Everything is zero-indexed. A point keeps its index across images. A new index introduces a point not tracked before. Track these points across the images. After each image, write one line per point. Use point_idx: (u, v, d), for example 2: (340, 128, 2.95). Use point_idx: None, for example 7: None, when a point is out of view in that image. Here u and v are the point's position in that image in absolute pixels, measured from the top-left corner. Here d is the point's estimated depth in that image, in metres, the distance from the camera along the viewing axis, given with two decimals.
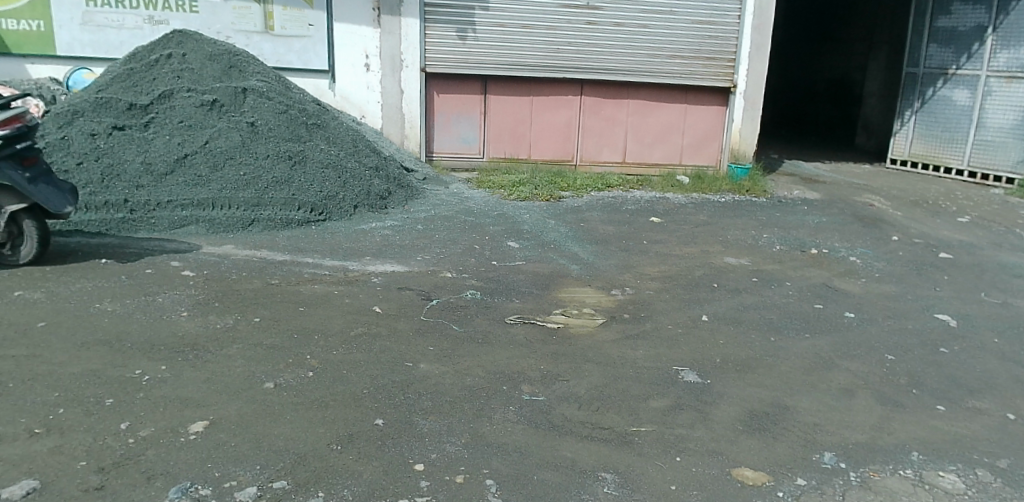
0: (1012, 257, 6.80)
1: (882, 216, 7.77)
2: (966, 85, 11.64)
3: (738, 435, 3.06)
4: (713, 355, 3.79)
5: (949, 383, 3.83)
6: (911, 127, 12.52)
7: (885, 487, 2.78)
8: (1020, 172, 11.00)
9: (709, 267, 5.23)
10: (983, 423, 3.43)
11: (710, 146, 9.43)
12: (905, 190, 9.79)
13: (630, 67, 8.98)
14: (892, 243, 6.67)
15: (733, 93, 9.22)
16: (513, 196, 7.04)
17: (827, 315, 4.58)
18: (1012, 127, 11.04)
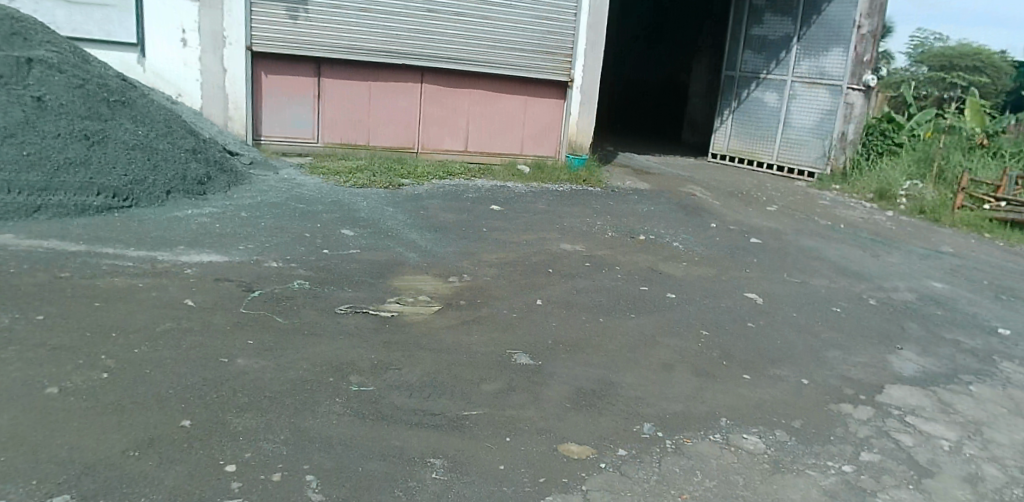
0: (809, 241, 7.63)
1: (703, 206, 8.40)
2: (775, 89, 12.89)
3: (566, 412, 3.15)
4: (545, 337, 3.88)
5: (755, 355, 4.19)
6: (729, 124, 13.68)
7: (697, 452, 3.00)
8: (819, 166, 12.39)
9: (545, 253, 5.35)
10: (782, 389, 3.80)
11: (550, 137, 9.69)
12: (724, 182, 10.66)
13: (470, 58, 9.00)
14: (711, 229, 7.23)
15: (570, 87, 9.53)
16: (349, 183, 6.83)
17: (652, 297, 4.84)
18: (813, 127, 12.41)
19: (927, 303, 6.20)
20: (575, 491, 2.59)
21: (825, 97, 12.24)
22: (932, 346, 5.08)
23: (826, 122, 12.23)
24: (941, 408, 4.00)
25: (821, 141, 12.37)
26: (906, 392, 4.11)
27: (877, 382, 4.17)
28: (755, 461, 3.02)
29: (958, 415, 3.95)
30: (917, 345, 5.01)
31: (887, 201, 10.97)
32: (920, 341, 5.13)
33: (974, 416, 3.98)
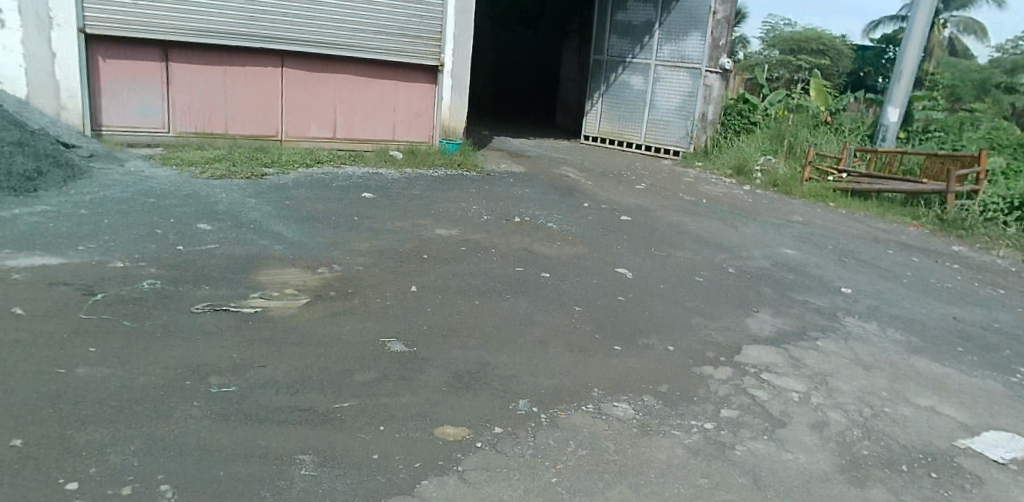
0: (675, 217, 8.02)
1: (577, 186, 8.61)
2: (640, 72, 13.45)
3: (441, 396, 3.13)
4: (420, 322, 3.84)
5: (626, 327, 4.36)
6: (599, 107, 14.15)
7: (570, 424, 3.08)
8: (683, 145, 13.07)
9: (419, 240, 5.29)
10: (650, 357, 3.97)
11: (422, 123, 9.57)
12: (597, 163, 11.00)
13: (333, 41, 8.70)
14: (584, 209, 7.43)
15: (440, 72, 9.42)
16: (206, 174, 6.44)
17: (526, 277, 4.91)
18: (676, 109, 13.07)
19: (780, 269, 6.70)
20: (450, 473, 2.59)
21: (686, 80, 12.89)
22: (785, 308, 5.50)
23: (688, 104, 12.91)
24: (792, 363, 4.35)
25: (683, 122, 13.05)
26: (762, 351, 4.43)
27: (736, 344, 4.47)
28: (625, 427, 3.15)
29: (806, 368, 4.31)
30: (771, 308, 5.41)
31: (745, 176, 11.77)
32: (775, 304, 5.54)
33: (820, 368, 4.36)
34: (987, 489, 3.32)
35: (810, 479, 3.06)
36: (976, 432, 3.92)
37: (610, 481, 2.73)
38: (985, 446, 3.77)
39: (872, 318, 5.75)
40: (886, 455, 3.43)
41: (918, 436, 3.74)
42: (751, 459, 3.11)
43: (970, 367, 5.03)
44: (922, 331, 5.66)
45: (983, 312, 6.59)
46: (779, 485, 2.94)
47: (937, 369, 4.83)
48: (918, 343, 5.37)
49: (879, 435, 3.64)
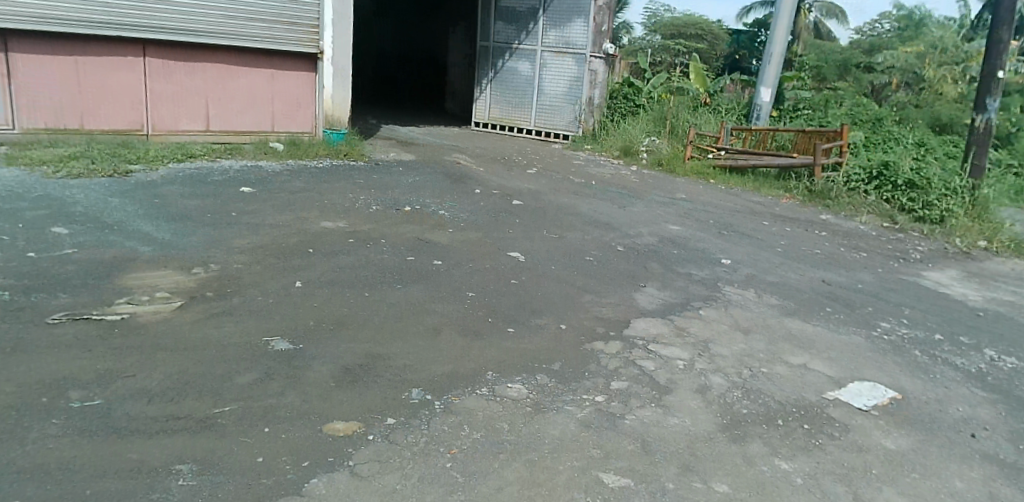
0: (565, 199, 8.17)
1: (468, 173, 8.60)
2: (526, 58, 13.64)
3: (330, 392, 3.04)
4: (306, 318, 3.72)
5: (518, 309, 4.40)
6: (488, 93, 14.21)
7: (464, 408, 3.08)
8: (572, 129, 13.39)
9: (304, 233, 5.11)
10: (541, 337, 4.04)
11: (303, 112, 9.25)
12: (487, 148, 11.03)
13: (200, 28, 8.22)
14: (475, 195, 7.42)
15: (321, 59, 9.13)
16: (61, 173, 5.93)
17: (416, 265, 4.85)
18: (563, 93, 13.37)
19: (666, 245, 6.98)
20: (341, 468, 2.53)
21: (571, 64, 13.23)
22: (670, 281, 5.74)
23: (575, 89, 13.23)
24: (676, 333, 4.54)
25: (570, 106, 13.36)
26: (649, 324, 4.60)
27: (625, 318, 4.62)
28: (518, 406, 3.19)
29: (690, 337, 4.52)
30: (657, 282, 5.63)
31: (631, 157, 12.17)
32: (661, 278, 5.77)
33: (702, 336, 4.59)
34: (852, 436, 3.62)
35: (695, 440, 3.22)
36: (842, 384, 4.25)
37: (505, 461, 2.75)
38: (850, 396, 4.10)
39: (749, 285, 6.11)
40: (764, 412, 3.66)
41: (792, 391, 4.01)
42: (640, 427, 3.22)
43: (836, 325, 5.44)
44: (794, 296, 6.06)
45: (847, 274, 7.15)
46: (666, 449, 3.08)
47: (807, 329, 5.20)
48: (791, 306, 5.75)
49: (757, 394, 3.88)
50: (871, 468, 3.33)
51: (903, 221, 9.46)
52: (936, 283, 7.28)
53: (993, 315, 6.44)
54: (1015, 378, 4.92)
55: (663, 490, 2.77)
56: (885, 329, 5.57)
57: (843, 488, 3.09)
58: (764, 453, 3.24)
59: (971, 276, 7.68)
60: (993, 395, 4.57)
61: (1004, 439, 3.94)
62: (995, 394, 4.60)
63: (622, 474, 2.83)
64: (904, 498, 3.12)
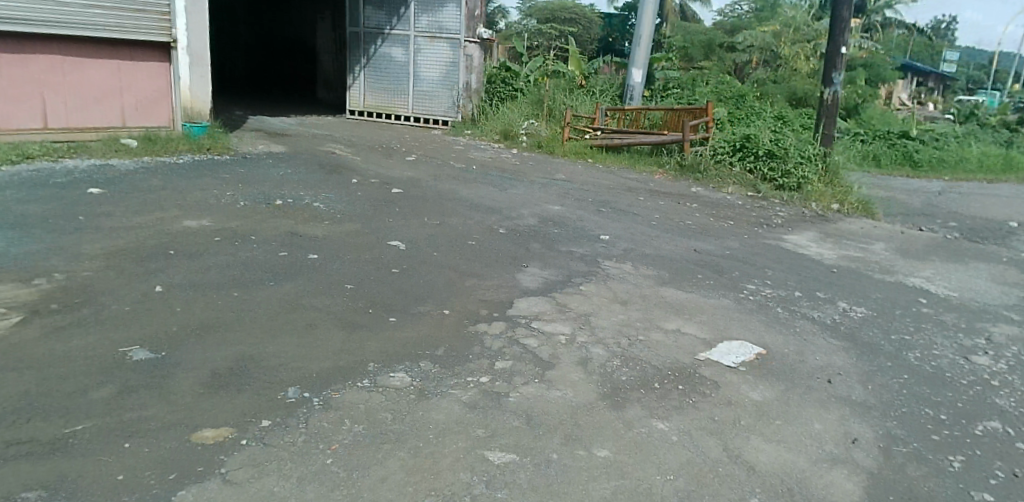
0: (446, 185, 8.13)
1: (344, 163, 8.38)
2: (400, 44, 13.50)
3: (198, 400, 2.88)
4: (170, 324, 3.50)
5: (399, 298, 4.34)
6: (362, 80, 13.92)
7: (344, 402, 3.01)
8: (451, 115, 13.49)
9: (164, 234, 4.80)
10: (423, 324, 4.01)
11: (158, 105, 8.68)
12: (364, 137, 10.77)
13: (31, 16, 7.48)
14: (351, 185, 7.23)
15: (174, 48, 8.62)
16: None
17: (290, 261, 4.67)
18: (440, 79, 13.41)
19: (546, 225, 7.11)
20: (211, 477, 2.40)
21: (446, 50, 13.27)
22: (551, 260, 5.85)
23: (451, 74, 13.32)
24: (558, 309, 4.65)
25: (448, 91, 13.42)
26: (531, 302, 4.68)
27: (507, 299, 4.67)
28: (401, 395, 3.15)
29: (571, 312, 4.64)
30: (538, 261, 5.73)
31: (511, 140, 12.31)
32: (542, 257, 5.87)
33: (582, 310, 4.72)
34: (722, 391, 3.85)
35: (578, 410, 3.31)
36: (713, 345, 4.52)
37: (389, 450, 2.72)
38: (720, 355, 4.37)
39: (627, 259, 6.34)
40: (641, 377, 3.82)
41: (667, 355, 4.22)
42: (525, 403, 3.28)
43: (707, 290, 5.77)
44: (668, 266, 6.35)
45: (716, 242, 7.57)
46: (549, 422, 3.15)
47: (681, 296, 5.47)
48: (666, 275, 6.03)
49: (635, 361, 4.04)
50: (740, 419, 3.57)
51: (765, 189, 10.16)
52: (795, 245, 7.86)
53: (844, 271, 7.04)
54: (864, 327, 5.42)
55: (547, 461, 2.84)
56: (751, 291, 5.97)
57: (714, 441, 3.29)
58: (643, 416, 3.39)
59: (825, 237, 8.36)
60: (845, 343, 5.01)
61: (854, 381, 4.34)
62: (847, 342, 5.04)
63: (508, 450, 2.87)
64: (769, 444, 3.37)
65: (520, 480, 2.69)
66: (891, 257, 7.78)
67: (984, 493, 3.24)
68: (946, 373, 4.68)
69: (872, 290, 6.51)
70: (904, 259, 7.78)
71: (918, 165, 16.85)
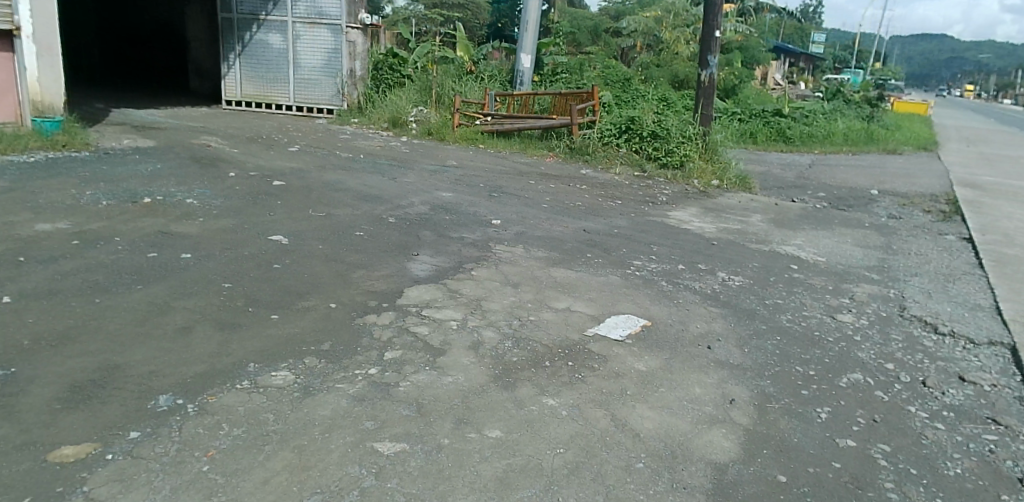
0: (332, 175, 7.91)
1: (221, 156, 7.98)
2: (277, 30, 13.05)
3: (55, 416, 2.68)
4: (21, 337, 3.23)
5: (281, 293, 4.19)
6: (238, 68, 13.32)
7: (221, 406, 2.88)
8: (336, 103, 13.22)
9: (13, 240, 4.40)
10: (308, 319, 3.89)
11: (3, 98, 7.89)
12: (242, 128, 10.29)
13: None
14: (228, 179, 6.89)
15: (17, 37, 7.86)
16: None
17: (161, 261, 4.40)
18: (322, 66, 13.10)
19: (437, 211, 7.06)
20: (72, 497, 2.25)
21: (326, 36, 12.94)
22: (442, 247, 5.82)
23: (334, 61, 13.06)
24: (448, 295, 4.63)
25: (331, 79, 13.13)
26: (421, 290, 4.63)
27: (397, 288, 4.60)
28: (283, 394, 3.04)
29: (462, 297, 4.64)
30: (429, 248, 5.68)
31: (400, 128, 12.13)
32: (432, 245, 5.83)
33: (474, 295, 4.73)
34: (610, 364, 3.98)
35: (469, 394, 3.32)
36: (600, 320, 4.65)
37: (270, 451, 2.63)
38: (607, 329, 4.51)
39: (518, 241, 6.41)
40: (532, 357, 3.88)
41: (557, 334, 4.30)
42: (414, 391, 3.25)
43: (596, 268, 5.93)
44: (558, 246, 6.47)
45: (605, 221, 7.79)
46: (440, 408, 3.14)
47: (570, 275, 5.60)
48: (556, 255, 6.15)
49: (525, 341, 4.10)
50: (626, 389, 3.70)
51: (650, 168, 10.56)
52: (678, 220, 8.22)
53: (723, 243, 7.43)
54: (741, 294, 5.75)
55: (438, 447, 2.84)
56: (637, 266, 6.19)
57: (602, 412, 3.40)
58: (533, 394, 3.45)
59: (706, 212, 8.79)
60: (723, 310, 5.30)
61: (732, 345, 4.60)
62: (725, 309, 5.34)
63: (398, 440, 2.84)
64: (654, 410, 3.52)
65: (410, 468, 2.67)
66: (766, 228, 8.27)
67: (845, 440, 3.53)
68: (814, 332, 5.06)
69: (749, 259, 6.91)
70: (777, 229, 8.30)
71: (790, 141, 18.04)
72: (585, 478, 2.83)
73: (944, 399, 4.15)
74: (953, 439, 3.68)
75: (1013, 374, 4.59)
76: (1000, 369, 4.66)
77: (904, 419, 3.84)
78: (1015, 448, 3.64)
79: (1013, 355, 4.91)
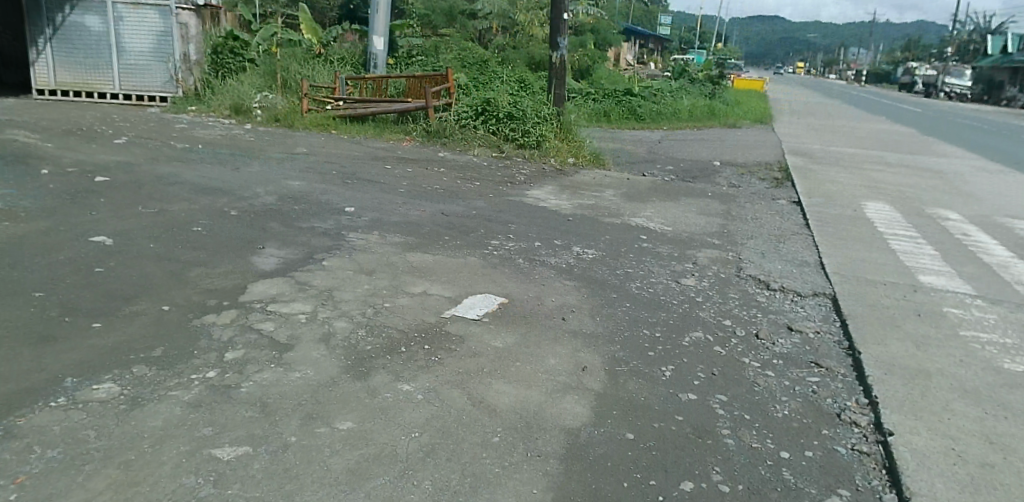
0: (166, 168, 7.34)
1: (32, 151, 7.17)
2: (94, 11, 11.86)
3: None
4: None
5: (106, 298, 3.85)
6: (49, 54, 11.96)
7: (33, 428, 2.63)
8: (169, 90, 12.30)
9: None
10: (137, 324, 3.59)
11: None
12: (57, 120, 9.29)
13: None
14: (41, 177, 6.21)
15: None
16: None
17: None
18: (151, 51, 12.12)
19: (285, 202, 6.74)
20: None
21: (154, 17, 12.02)
22: (290, 238, 5.57)
23: (164, 45, 12.13)
24: (297, 288, 4.44)
25: (163, 65, 12.20)
26: (267, 285, 4.41)
27: (240, 284, 4.35)
28: (107, 408, 2.81)
29: (312, 289, 4.47)
30: (276, 241, 5.41)
31: (244, 115, 11.46)
32: (280, 236, 5.56)
33: (325, 285, 4.57)
34: (467, 344, 3.99)
35: (319, 387, 3.21)
36: (458, 302, 4.66)
37: (93, 470, 2.45)
38: (465, 310, 4.53)
39: (373, 228, 6.27)
40: (386, 344, 3.81)
41: (414, 319, 4.26)
42: (258, 391, 3.10)
43: (454, 250, 5.93)
44: (416, 231, 6.39)
45: (463, 203, 7.79)
46: (286, 405, 3.02)
47: (427, 259, 5.56)
48: (412, 240, 6.07)
49: (379, 328, 4.02)
50: (483, 367, 3.73)
51: (508, 149, 10.70)
52: (535, 199, 8.38)
53: (578, 219, 7.67)
54: (594, 266, 5.98)
55: (284, 446, 2.73)
56: (495, 246, 6.25)
57: (458, 392, 3.41)
58: (387, 381, 3.39)
59: (562, 190, 9.03)
60: (578, 282, 5.49)
61: (585, 315, 4.77)
62: (579, 281, 5.53)
63: (239, 443, 2.71)
64: (509, 385, 3.58)
65: (254, 472, 2.56)
66: (618, 202, 8.63)
67: (687, 394, 3.77)
68: (661, 296, 5.36)
69: (602, 233, 7.18)
70: (629, 202, 8.69)
71: (640, 118, 18.92)
72: (441, 459, 2.83)
73: (775, 348, 4.54)
74: (782, 383, 4.04)
75: (833, 321, 5.11)
76: (822, 317, 5.17)
77: (740, 370, 4.16)
78: (834, 386, 4.06)
79: (832, 304, 5.46)
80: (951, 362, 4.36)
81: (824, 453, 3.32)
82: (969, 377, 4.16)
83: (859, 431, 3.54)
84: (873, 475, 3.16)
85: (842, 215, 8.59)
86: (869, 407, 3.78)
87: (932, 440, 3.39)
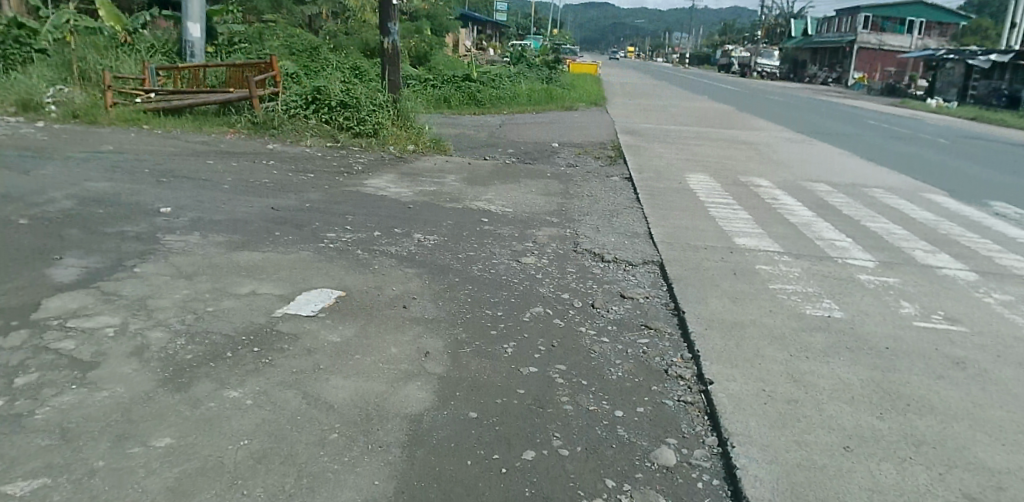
0: None
1: None
2: None
3: None
4: None
5: None
6: None
7: None
8: None
9: None
10: None
11: None
12: None
13: None
14: None
15: None
16: None
17: None
18: None
19: (88, 205, 6.08)
20: None
21: None
22: (95, 245, 5.05)
23: None
24: (103, 300, 4.03)
25: None
26: (66, 299, 3.96)
27: (31, 301, 3.88)
28: None
29: (121, 299, 4.08)
30: (76, 249, 4.87)
31: (35, 112, 10.20)
32: (81, 245, 5.00)
33: (137, 294, 4.19)
34: (301, 342, 3.84)
35: (131, 404, 2.95)
36: (290, 299, 4.46)
37: None
38: (298, 307, 4.34)
39: (194, 229, 5.83)
40: (210, 351, 3.57)
41: (242, 321, 4.02)
42: (57, 416, 2.79)
43: (286, 246, 5.66)
44: (244, 229, 6.03)
45: (296, 196, 7.46)
46: (92, 428, 2.74)
47: (256, 257, 5.26)
48: (239, 238, 5.72)
49: (201, 335, 3.75)
50: (318, 364, 3.60)
51: (344, 138, 10.39)
52: (375, 188, 8.21)
53: (420, 205, 7.62)
54: (436, 251, 5.98)
55: (90, 472, 2.48)
56: (331, 238, 6.05)
57: (291, 392, 3.27)
58: (211, 390, 3.18)
59: (403, 177, 8.90)
60: (419, 269, 5.46)
61: (426, 301, 4.76)
62: (419, 267, 5.50)
63: (34, 476, 2.43)
64: (348, 379, 3.48)
65: None
66: (459, 187, 8.68)
67: (528, 367, 3.89)
68: (502, 276, 5.47)
69: (444, 218, 7.18)
70: (470, 187, 8.75)
71: (479, 103, 19.09)
72: (273, 463, 2.71)
73: (609, 316, 4.80)
74: (616, 348, 4.27)
75: (660, 286, 5.48)
76: (650, 283, 5.54)
77: (577, 339, 4.35)
78: (662, 345, 4.36)
79: (660, 269, 5.86)
80: (761, 313, 4.84)
81: (653, 408, 3.56)
82: (776, 324, 4.65)
83: (684, 384, 3.83)
84: (696, 422, 3.43)
85: (668, 188, 9.22)
86: (692, 361, 4.10)
87: (745, 385, 3.74)
